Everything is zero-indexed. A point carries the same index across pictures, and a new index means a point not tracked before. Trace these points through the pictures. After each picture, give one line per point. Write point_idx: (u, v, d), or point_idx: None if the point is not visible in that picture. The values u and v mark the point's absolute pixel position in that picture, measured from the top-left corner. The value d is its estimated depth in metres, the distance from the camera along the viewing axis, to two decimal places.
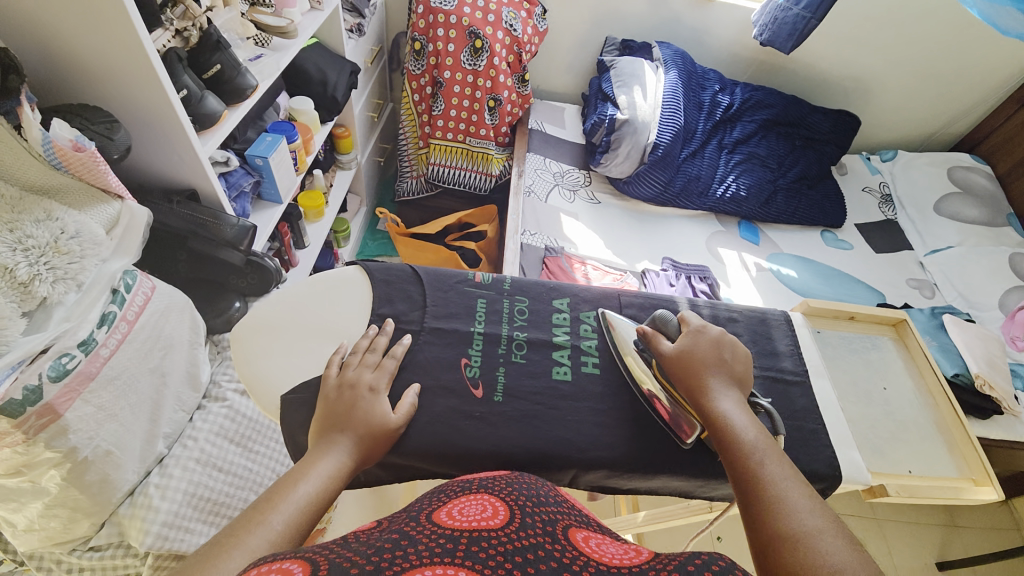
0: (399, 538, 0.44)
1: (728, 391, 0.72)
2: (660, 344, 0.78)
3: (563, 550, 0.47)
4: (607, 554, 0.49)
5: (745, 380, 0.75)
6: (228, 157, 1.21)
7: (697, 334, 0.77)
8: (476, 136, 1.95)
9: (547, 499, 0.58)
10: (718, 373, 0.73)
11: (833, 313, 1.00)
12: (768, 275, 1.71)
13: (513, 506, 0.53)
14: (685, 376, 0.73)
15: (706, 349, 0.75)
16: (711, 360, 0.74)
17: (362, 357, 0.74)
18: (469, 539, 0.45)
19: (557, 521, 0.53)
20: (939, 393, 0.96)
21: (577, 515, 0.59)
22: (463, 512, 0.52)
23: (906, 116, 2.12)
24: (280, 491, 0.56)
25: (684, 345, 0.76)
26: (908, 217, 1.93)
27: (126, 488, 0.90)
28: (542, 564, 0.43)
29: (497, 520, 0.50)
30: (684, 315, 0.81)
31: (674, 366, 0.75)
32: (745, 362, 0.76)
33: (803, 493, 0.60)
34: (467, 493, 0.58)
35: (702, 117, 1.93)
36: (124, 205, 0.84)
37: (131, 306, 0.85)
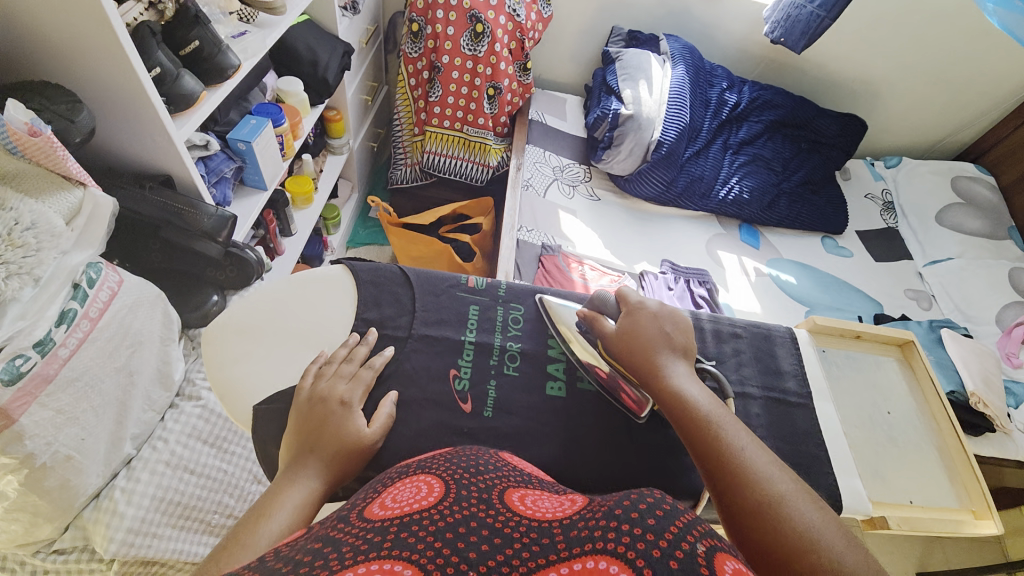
0: (319, 545, 0.38)
1: (677, 365, 0.69)
2: (602, 326, 0.76)
3: (496, 519, 0.42)
4: (542, 510, 0.45)
5: (690, 345, 0.72)
6: (208, 140, 1.14)
7: (634, 310, 0.74)
8: (474, 125, 1.87)
9: (487, 466, 0.54)
10: (662, 346, 0.70)
11: (839, 331, 0.96)
12: (767, 281, 1.67)
13: (448, 479, 0.49)
14: (636, 358, 0.70)
15: (648, 324, 0.72)
16: (656, 336, 0.71)
17: (337, 368, 0.69)
18: (397, 526, 0.40)
19: (494, 487, 0.48)
20: (942, 417, 0.94)
21: (517, 477, 0.55)
22: (396, 498, 0.46)
23: (913, 122, 2.07)
24: (239, 535, 0.50)
25: (625, 326, 0.73)
26: (909, 227, 1.89)
27: (89, 493, 0.84)
28: (474, 536, 0.39)
29: (431, 499, 0.45)
30: (624, 290, 0.78)
31: (621, 348, 0.72)
32: (686, 330, 0.73)
33: (763, 455, 0.59)
34: (404, 476, 0.53)
35: (708, 115, 1.87)
36: (87, 192, 0.78)
37: (94, 303, 0.79)
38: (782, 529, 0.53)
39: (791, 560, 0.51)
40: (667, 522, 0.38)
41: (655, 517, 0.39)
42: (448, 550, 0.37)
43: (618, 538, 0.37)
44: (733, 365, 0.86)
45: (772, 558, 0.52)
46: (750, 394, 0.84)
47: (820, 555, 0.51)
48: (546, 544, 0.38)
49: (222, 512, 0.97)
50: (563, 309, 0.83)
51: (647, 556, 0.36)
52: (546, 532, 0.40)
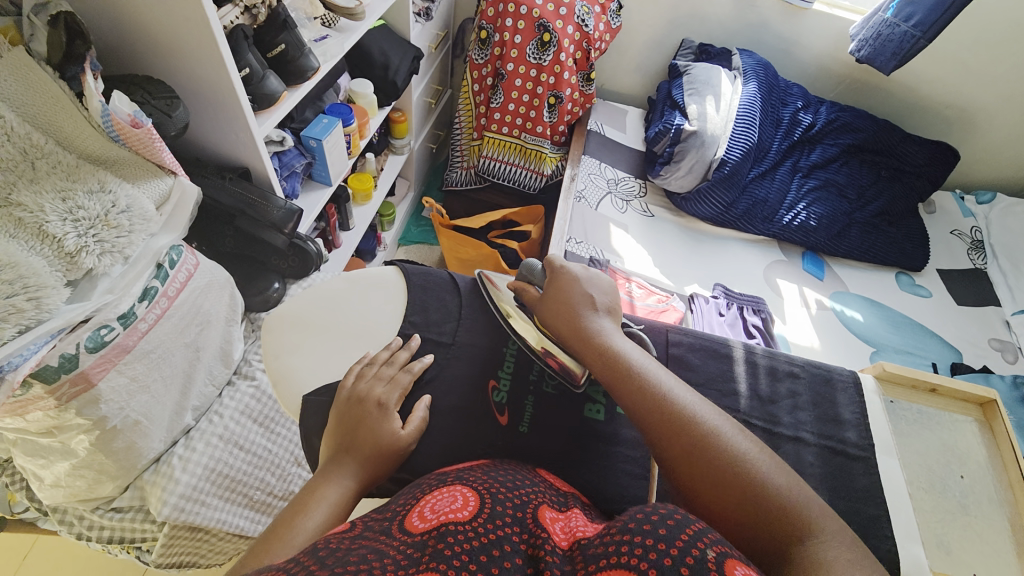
0: (365, 550, 0.40)
1: (604, 323, 0.71)
2: (528, 294, 0.76)
3: (527, 547, 0.42)
4: (573, 537, 0.45)
5: (616, 307, 0.74)
6: (284, 137, 1.21)
7: (557, 273, 0.76)
8: (532, 133, 1.89)
9: (523, 483, 0.53)
10: (585, 307, 0.72)
11: (910, 382, 0.88)
12: (829, 315, 1.57)
13: (483, 491, 0.49)
14: (560, 316, 0.71)
15: (573, 286, 0.74)
16: (582, 297, 0.73)
17: (377, 369, 0.69)
18: (434, 541, 0.41)
19: (529, 505, 0.49)
20: (1022, 491, 0.83)
21: (553, 496, 0.54)
22: (434, 507, 0.47)
23: (1018, 156, 1.86)
24: (280, 530, 0.53)
25: (550, 290, 0.74)
26: (999, 269, 1.70)
27: (150, 456, 0.91)
28: (506, 559, 0.40)
29: (466, 513, 0.45)
30: (546, 259, 0.79)
31: (546, 311, 0.73)
32: (612, 292, 0.76)
33: (693, 395, 0.63)
34: (441, 484, 0.53)
35: (778, 135, 1.78)
36: (177, 181, 0.85)
37: (173, 282, 0.86)
38: (719, 464, 0.56)
39: (724, 482, 0.55)
40: (677, 531, 0.40)
41: (666, 527, 0.40)
42: (480, 570, 0.38)
43: (633, 551, 0.38)
44: (788, 407, 0.81)
45: (707, 483, 0.55)
46: (803, 439, 0.79)
47: (752, 482, 0.55)
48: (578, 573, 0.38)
49: (263, 490, 1.03)
50: (500, 280, 0.83)
51: None
52: (569, 555, 0.42)
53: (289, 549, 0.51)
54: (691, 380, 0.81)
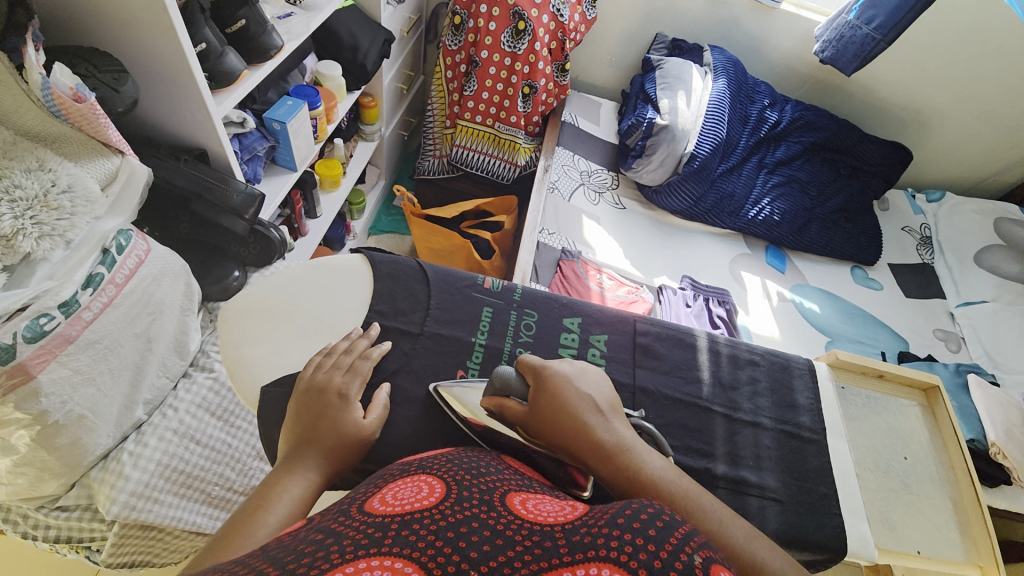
0: (323, 538, 0.39)
1: (617, 431, 0.61)
2: (513, 409, 0.64)
3: (496, 519, 0.42)
4: (542, 513, 0.44)
5: (617, 403, 0.66)
6: (245, 117, 1.15)
7: (543, 375, 0.65)
8: (506, 123, 1.87)
9: (488, 469, 0.53)
10: (591, 416, 0.61)
11: (861, 369, 0.93)
12: (789, 307, 1.63)
13: (448, 480, 0.48)
14: (564, 431, 0.60)
15: (567, 388, 0.64)
16: (581, 401, 0.63)
17: (336, 359, 0.67)
18: (398, 524, 0.40)
19: (495, 489, 0.48)
20: (961, 469, 0.89)
21: (518, 480, 0.54)
22: (396, 496, 0.46)
23: (965, 157, 1.97)
24: (240, 527, 0.49)
25: (539, 398, 0.63)
26: (945, 264, 1.80)
27: (98, 452, 0.87)
28: (475, 536, 0.38)
29: (431, 499, 0.45)
30: (524, 361, 0.68)
31: (544, 426, 0.61)
32: (607, 387, 0.67)
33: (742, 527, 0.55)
34: (404, 474, 0.53)
35: (745, 132, 1.83)
36: (125, 160, 0.81)
37: (121, 269, 0.81)
38: None
39: None
40: (666, 533, 0.38)
41: (655, 528, 0.38)
42: (449, 549, 0.37)
43: (621, 547, 0.36)
44: (748, 394, 0.84)
45: None
46: (762, 425, 0.82)
47: None
48: (548, 546, 0.38)
49: (223, 485, 0.99)
50: (463, 389, 0.70)
51: (647, 564, 0.35)
52: (548, 537, 0.39)
53: (254, 541, 0.47)
54: (658, 369, 0.83)
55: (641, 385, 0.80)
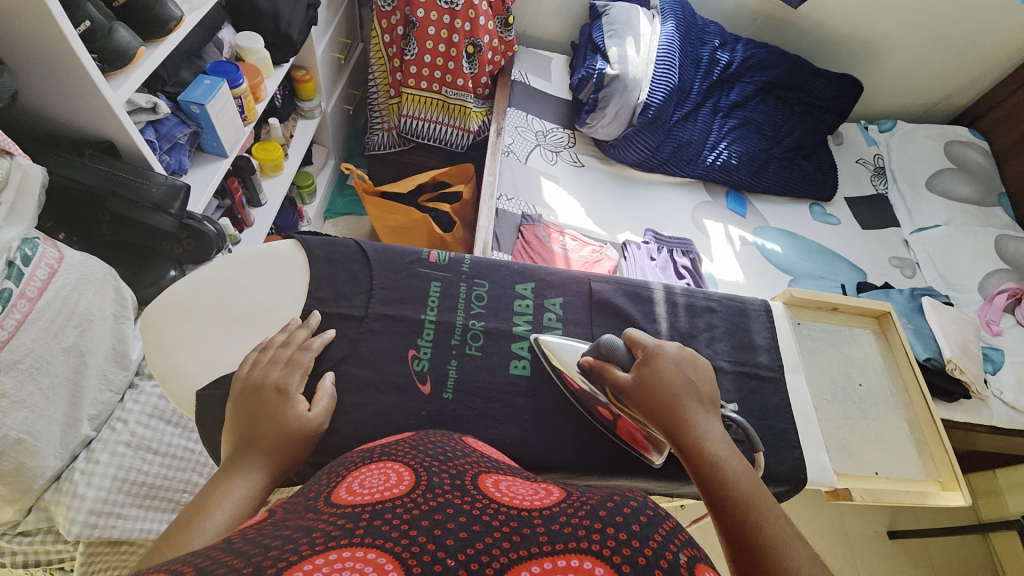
0: (290, 532, 0.36)
1: (709, 425, 0.61)
2: (613, 376, 0.66)
3: (471, 504, 0.40)
4: (518, 496, 0.43)
5: (715, 400, 0.65)
6: (155, 103, 1.03)
7: (653, 353, 0.67)
8: (453, 87, 1.79)
9: (454, 453, 0.52)
10: (686, 397, 0.63)
11: (816, 304, 0.94)
12: (752, 250, 1.65)
13: (418, 467, 0.47)
14: (654, 404, 0.62)
15: (670, 369, 0.65)
16: (679, 382, 0.64)
17: (274, 353, 0.64)
18: (370, 512, 0.38)
19: (465, 473, 0.47)
20: (915, 390, 0.92)
21: (487, 463, 0.53)
22: (365, 484, 0.44)
23: (914, 85, 1.98)
24: (174, 536, 0.47)
25: (642, 370, 0.66)
26: (899, 192, 1.84)
27: (48, 475, 0.82)
28: (452, 520, 0.37)
29: (401, 488, 0.43)
30: (632, 338, 0.70)
31: (638, 396, 0.64)
32: (711, 382, 0.67)
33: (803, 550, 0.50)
34: (368, 461, 0.50)
35: (698, 76, 1.79)
36: (14, 161, 0.72)
37: (31, 282, 0.75)
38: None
39: None
40: (652, 529, 0.38)
41: (640, 524, 0.38)
42: (424, 536, 0.35)
43: (603, 540, 0.36)
44: (706, 340, 0.85)
45: None
46: (721, 368, 0.83)
47: None
48: (528, 533, 0.36)
49: (190, 491, 0.96)
50: (563, 346, 0.74)
51: (631, 561, 0.35)
52: (527, 521, 0.38)
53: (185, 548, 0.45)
54: (616, 325, 0.82)
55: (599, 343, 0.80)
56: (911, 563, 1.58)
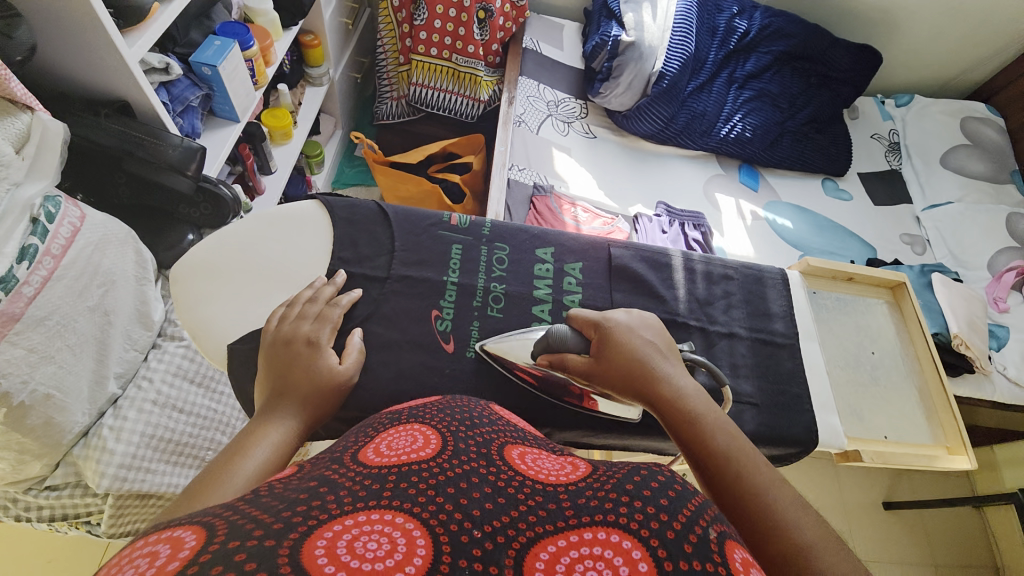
0: (317, 486, 0.37)
1: (681, 375, 0.62)
2: (573, 362, 0.65)
3: (497, 475, 0.41)
4: (543, 471, 0.43)
5: (673, 345, 0.67)
6: (167, 63, 1.03)
7: (603, 326, 0.66)
8: (464, 54, 1.75)
9: (480, 420, 0.52)
10: (654, 355, 0.63)
11: (831, 273, 0.95)
12: (763, 225, 1.64)
13: (444, 430, 0.47)
14: (619, 372, 0.62)
15: (627, 336, 0.65)
16: (639, 343, 0.64)
17: (302, 308, 0.65)
18: (396, 476, 0.39)
19: (492, 442, 0.47)
20: (926, 358, 0.93)
21: (514, 431, 0.53)
22: (392, 444, 0.45)
23: (935, 58, 1.92)
24: (213, 473, 0.48)
25: (601, 346, 0.64)
26: (912, 168, 1.81)
27: (77, 430, 0.84)
28: (477, 492, 0.38)
29: (429, 451, 0.43)
30: (576, 318, 0.68)
31: (603, 372, 0.63)
32: (665, 334, 0.68)
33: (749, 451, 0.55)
34: (394, 424, 0.51)
35: (714, 45, 1.75)
36: (35, 118, 0.72)
37: (55, 239, 0.75)
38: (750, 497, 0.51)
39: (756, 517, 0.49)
40: (680, 504, 0.36)
41: (668, 497, 0.36)
42: (450, 505, 0.36)
43: (630, 513, 0.35)
44: (722, 307, 0.85)
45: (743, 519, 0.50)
46: (737, 334, 0.84)
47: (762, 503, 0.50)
48: (553, 509, 0.37)
49: (215, 450, 0.99)
50: (507, 341, 0.71)
51: (660, 534, 0.34)
52: (552, 496, 0.38)
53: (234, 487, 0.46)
54: (633, 290, 0.82)
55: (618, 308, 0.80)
56: (907, 531, 1.63)
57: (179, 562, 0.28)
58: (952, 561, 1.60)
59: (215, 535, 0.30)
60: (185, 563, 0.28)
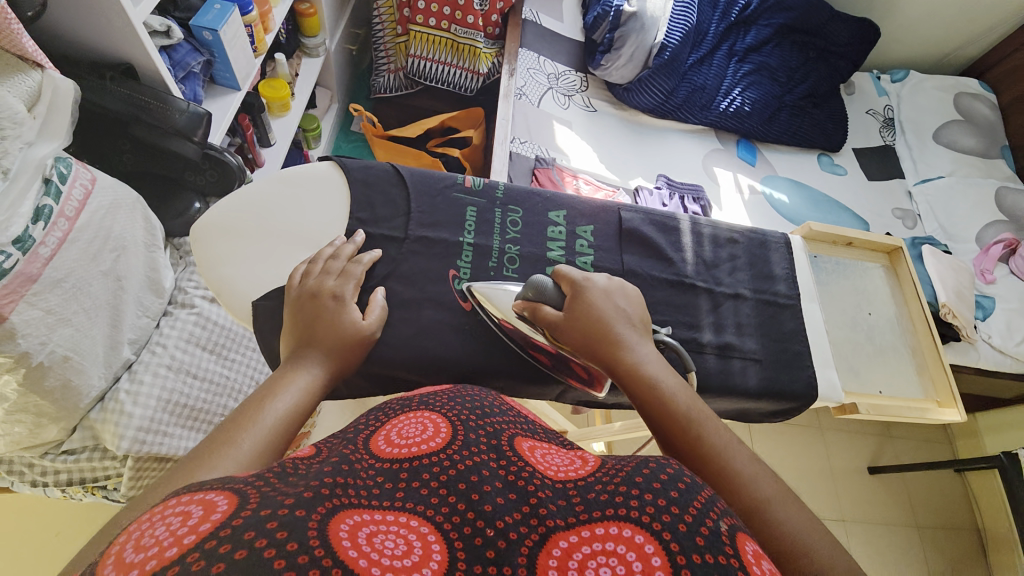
0: (333, 471, 0.38)
1: (641, 350, 0.62)
2: (544, 315, 0.65)
3: (508, 469, 0.41)
4: (553, 465, 0.43)
5: (646, 328, 0.66)
6: (169, 26, 1.01)
7: (581, 285, 0.65)
8: (462, 25, 1.72)
9: (492, 409, 0.51)
10: (620, 324, 0.63)
11: (832, 238, 0.98)
12: (760, 199, 1.66)
13: (454, 417, 0.47)
14: (588, 337, 0.62)
15: (600, 299, 0.64)
16: (609, 309, 0.64)
17: (324, 265, 0.66)
18: (408, 474, 0.39)
19: (503, 431, 0.47)
20: (920, 319, 0.97)
21: (524, 423, 0.52)
22: (402, 433, 0.45)
23: (933, 31, 1.93)
24: (248, 411, 0.50)
25: (574, 306, 0.64)
26: (906, 144, 1.84)
27: (94, 394, 0.85)
28: (488, 487, 0.38)
29: (438, 441, 0.43)
30: (559, 273, 0.67)
31: (573, 334, 0.63)
32: (639, 305, 0.68)
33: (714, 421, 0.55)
34: (404, 409, 0.50)
35: (715, 17, 1.74)
36: (45, 75, 0.70)
37: (68, 201, 0.75)
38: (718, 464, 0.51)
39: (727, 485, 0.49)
40: (690, 496, 0.36)
41: (678, 490, 0.37)
42: (462, 505, 0.37)
43: (642, 507, 0.35)
44: (728, 270, 0.88)
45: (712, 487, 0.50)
46: (742, 295, 0.86)
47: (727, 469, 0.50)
48: (563, 504, 0.38)
49: (228, 415, 0.99)
50: (495, 289, 0.71)
51: (672, 527, 0.34)
52: (562, 492, 0.39)
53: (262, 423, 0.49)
54: (642, 253, 0.84)
55: (628, 270, 0.82)
56: (891, 493, 1.71)
57: (210, 525, 0.30)
58: (933, 521, 1.69)
59: (246, 502, 0.32)
60: (213, 529, 0.30)
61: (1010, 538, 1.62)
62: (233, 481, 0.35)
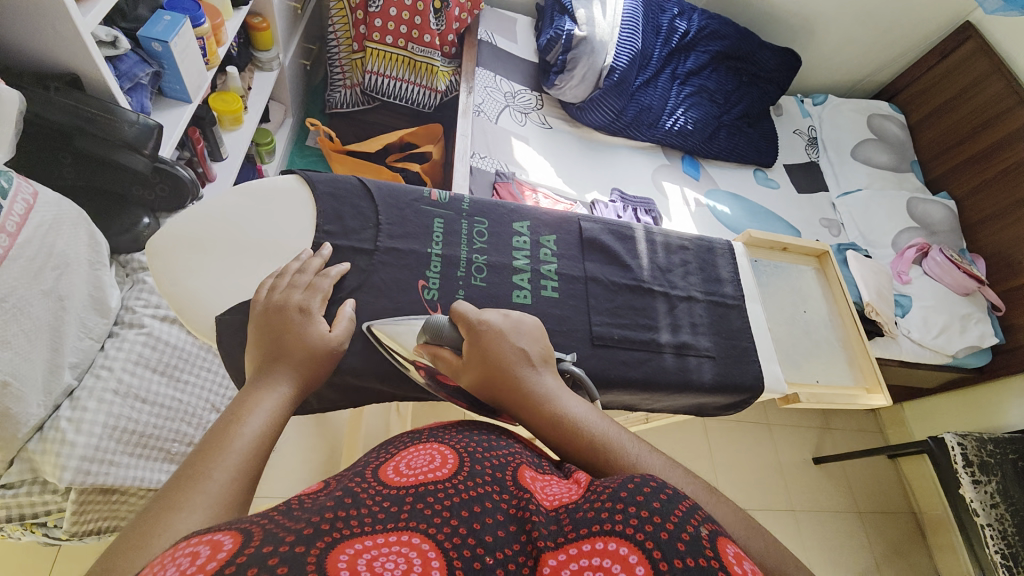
0: (341, 499, 0.39)
1: (549, 380, 0.59)
2: (445, 359, 0.61)
3: (510, 501, 0.43)
4: (552, 494, 0.45)
5: (551, 355, 0.64)
6: (115, 36, 0.98)
7: (477, 328, 0.61)
8: (420, 43, 1.75)
9: (500, 442, 0.52)
10: (525, 363, 0.59)
11: (770, 244, 1.08)
12: (705, 211, 1.78)
13: (461, 449, 0.48)
14: (497, 383, 0.58)
15: (500, 341, 0.60)
16: (512, 350, 0.60)
17: (291, 279, 0.66)
18: (413, 497, 0.41)
19: (509, 463, 0.48)
20: (847, 314, 1.08)
21: (530, 455, 0.53)
22: (410, 463, 0.46)
23: (846, 61, 2.17)
24: (214, 440, 0.47)
25: (473, 353, 0.59)
26: (828, 160, 2.04)
27: (32, 423, 0.78)
28: (487, 517, 0.40)
29: (445, 470, 0.44)
30: (455, 312, 0.62)
31: (481, 382, 0.59)
32: (541, 337, 0.65)
33: (644, 450, 0.52)
34: (415, 441, 0.51)
35: (659, 43, 1.88)
36: None
37: (10, 216, 0.72)
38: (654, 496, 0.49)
39: None
40: (672, 507, 0.39)
41: (661, 500, 0.39)
42: (464, 529, 0.39)
43: (628, 520, 0.38)
44: (681, 274, 0.95)
45: None
46: (694, 297, 0.93)
47: None
48: (554, 527, 0.40)
49: (182, 441, 0.94)
50: (400, 327, 0.68)
51: (655, 537, 0.37)
52: (555, 519, 0.41)
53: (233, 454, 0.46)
54: (603, 260, 0.90)
55: (591, 276, 0.87)
56: (832, 481, 1.85)
57: (217, 562, 0.32)
58: (872, 505, 1.84)
59: (250, 539, 0.34)
60: (222, 565, 0.31)
61: (943, 517, 1.79)
62: (239, 521, 0.36)
